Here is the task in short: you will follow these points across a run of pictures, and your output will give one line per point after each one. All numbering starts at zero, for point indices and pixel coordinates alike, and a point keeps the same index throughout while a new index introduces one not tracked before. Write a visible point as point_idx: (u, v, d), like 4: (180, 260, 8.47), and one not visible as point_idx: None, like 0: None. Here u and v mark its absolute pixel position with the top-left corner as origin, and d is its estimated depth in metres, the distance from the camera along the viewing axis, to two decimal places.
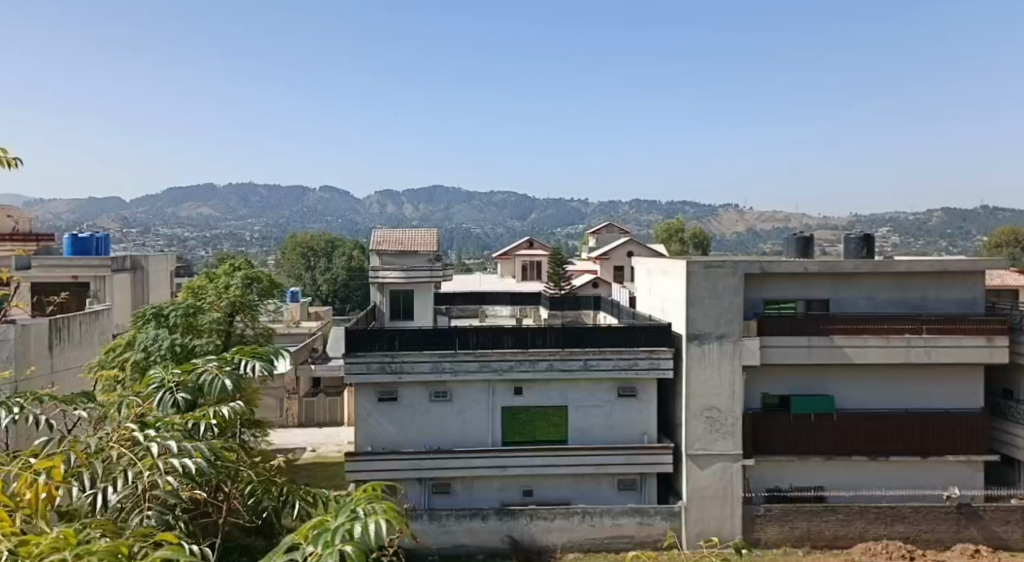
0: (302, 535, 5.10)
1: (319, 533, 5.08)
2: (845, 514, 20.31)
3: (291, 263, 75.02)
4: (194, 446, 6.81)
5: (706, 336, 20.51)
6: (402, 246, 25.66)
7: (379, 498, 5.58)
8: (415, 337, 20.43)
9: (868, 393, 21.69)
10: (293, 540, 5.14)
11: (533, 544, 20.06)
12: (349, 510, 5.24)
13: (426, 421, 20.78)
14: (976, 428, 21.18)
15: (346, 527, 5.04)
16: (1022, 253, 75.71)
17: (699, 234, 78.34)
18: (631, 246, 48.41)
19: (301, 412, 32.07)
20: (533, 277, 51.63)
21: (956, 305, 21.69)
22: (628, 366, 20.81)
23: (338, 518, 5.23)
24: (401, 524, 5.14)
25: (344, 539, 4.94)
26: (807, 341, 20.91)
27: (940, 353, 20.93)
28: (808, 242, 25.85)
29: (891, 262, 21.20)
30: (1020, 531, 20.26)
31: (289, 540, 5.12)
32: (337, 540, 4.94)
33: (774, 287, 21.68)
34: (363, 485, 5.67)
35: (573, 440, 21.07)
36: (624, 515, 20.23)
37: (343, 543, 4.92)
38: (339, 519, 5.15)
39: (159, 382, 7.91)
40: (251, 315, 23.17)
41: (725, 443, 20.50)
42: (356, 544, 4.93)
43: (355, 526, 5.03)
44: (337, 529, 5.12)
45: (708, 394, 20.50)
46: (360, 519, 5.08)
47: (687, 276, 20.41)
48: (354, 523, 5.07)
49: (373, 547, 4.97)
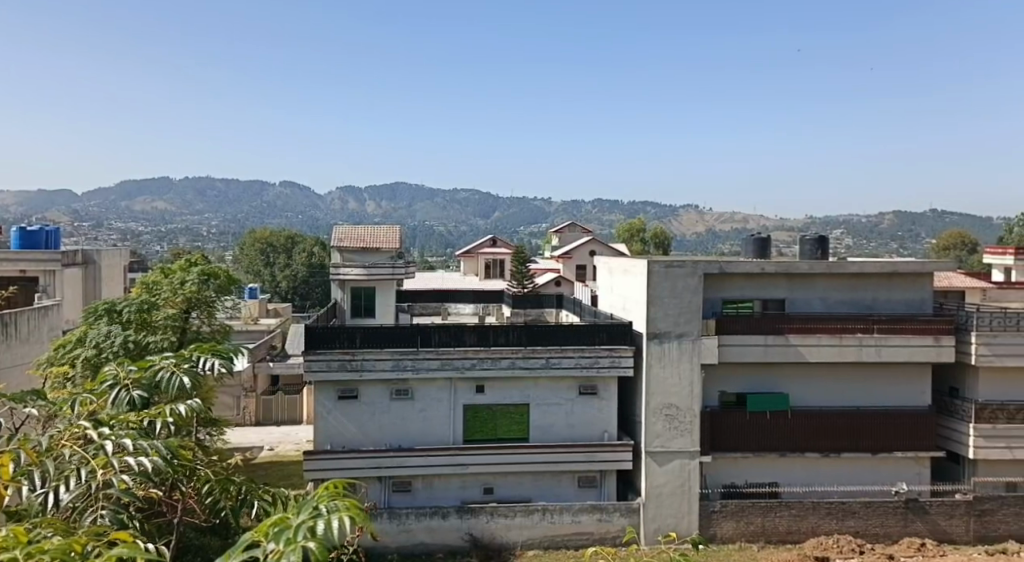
0: (262, 533, 5.08)
1: (280, 529, 5.07)
2: (798, 510, 20.77)
3: (249, 259, 74.06)
4: (150, 445, 6.77)
5: (666, 334, 20.81)
6: (364, 243, 25.57)
7: (341, 495, 5.57)
8: (377, 335, 20.37)
9: (822, 392, 22.20)
10: (253, 538, 5.12)
11: (493, 542, 20.17)
12: (311, 507, 5.24)
13: (387, 419, 20.76)
14: (923, 425, 21.84)
15: (308, 525, 5.06)
16: (969, 255, 78.10)
17: (660, 235, 79.20)
18: (593, 245, 48.77)
19: (260, 410, 31.72)
20: (496, 275, 51.74)
21: (906, 305, 22.32)
22: (589, 364, 21.02)
23: (300, 515, 5.22)
24: (364, 521, 5.17)
25: (306, 536, 4.97)
26: (763, 340, 21.34)
27: (891, 352, 21.52)
28: (765, 242, 26.34)
29: (844, 263, 21.76)
30: (963, 524, 20.98)
31: (248, 538, 5.09)
32: (299, 537, 4.94)
33: (732, 286, 22.07)
34: (325, 482, 5.67)
35: (534, 438, 21.25)
36: (583, 512, 20.46)
37: (306, 540, 4.93)
38: (300, 517, 5.15)
39: (113, 380, 7.82)
40: (208, 312, 22.90)
41: (683, 440, 20.85)
42: (318, 540, 4.94)
43: (318, 523, 5.05)
44: (299, 526, 5.12)
45: (667, 392, 20.82)
46: (322, 516, 5.10)
47: (647, 275, 20.67)
48: (316, 520, 5.08)
49: (337, 543, 4.98)
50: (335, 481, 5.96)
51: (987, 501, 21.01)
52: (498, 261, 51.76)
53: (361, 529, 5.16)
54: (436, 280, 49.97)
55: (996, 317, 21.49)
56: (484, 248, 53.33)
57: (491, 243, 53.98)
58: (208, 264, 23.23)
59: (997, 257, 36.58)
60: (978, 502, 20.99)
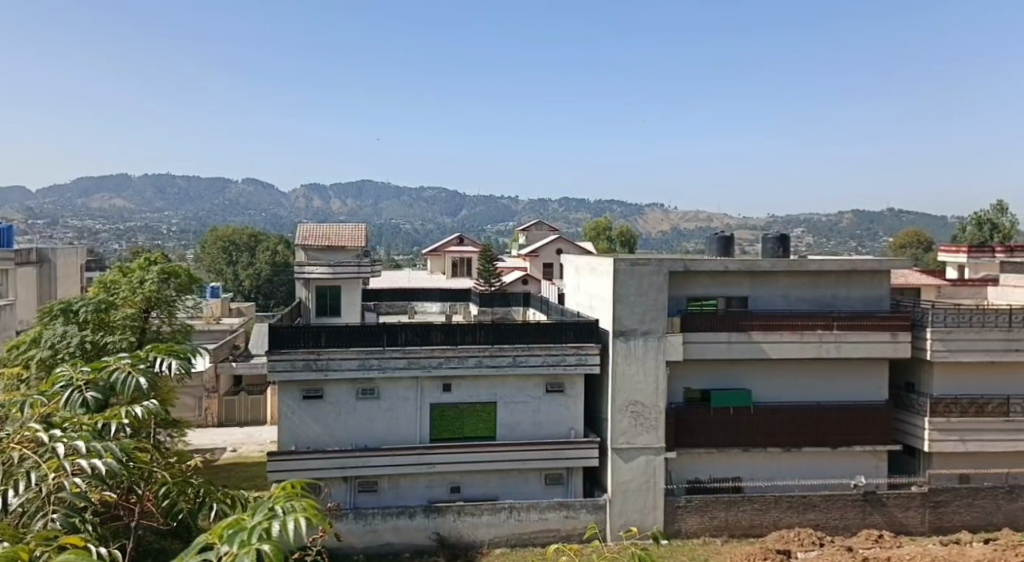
0: (217, 535, 5.06)
1: (235, 531, 5.05)
2: (760, 504, 21.10)
3: (211, 258, 72.95)
4: (104, 447, 6.68)
5: (631, 332, 20.99)
6: (329, 241, 25.41)
7: (297, 495, 5.58)
8: (343, 334, 20.25)
9: (784, 388, 22.55)
10: (207, 541, 5.09)
11: (460, 540, 20.18)
12: (267, 508, 5.24)
13: (353, 419, 20.66)
14: (881, 419, 22.31)
15: (262, 527, 5.04)
16: (925, 253, 79.98)
17: (626, 233, 79.75)
18: (559, 243, 48.96)
19: (222, 411, 31.33)
20: (463, 273, 51.68)
21: (864, 303, 22.78)
22: (556, 362, 21.13)
23: (255, 516, 5.22)
24: (320, 521, 5.17)
25: (260, 538, 4.94)
26: (727, 337, 21.62)
27: (849, 349, 21.97)
28: (729, 241, 26.67)
29: (805, 262, 22.17)
30: (918, 516, 21.50)
31: (202, 541, 5.06)
32: (253, 539, 4.92)
33: (697, 284, 22.30)
34: (282, 483, 5.68)
35: (501, 436, 21.30)
36: (550, 509, 20.56)
37: (260, 542, 4.90)
38: (256, 518, 5.14)
39: (67, 381, 7.62)
40: (167, 312, 22.61)
41: (649, 437, 21.06)
42: (274, 541, 4.92)
43: (273, 525, 5.04)
44: (254, 528, 5.10)
45: (633, 390, 21.00)
46: (277, 518, 5.08)
47: (614, 274, 20.82)
48: (271, 522, 5.07)
49: (293, 544, 4.97)
50: (293, 482, 5.95)
51: (941, 493, 21.54)
52: (465, 260, 51.67)
53: (317, 530, 5.16)
54: (402, 278, 49.78)
55: (950, 314, 22.02)
56: (450, 247, 53.24)
57: (458, 240, 53.93)
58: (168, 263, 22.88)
59: (951, 254, 37.48)
60: (933, 494, 21.51)
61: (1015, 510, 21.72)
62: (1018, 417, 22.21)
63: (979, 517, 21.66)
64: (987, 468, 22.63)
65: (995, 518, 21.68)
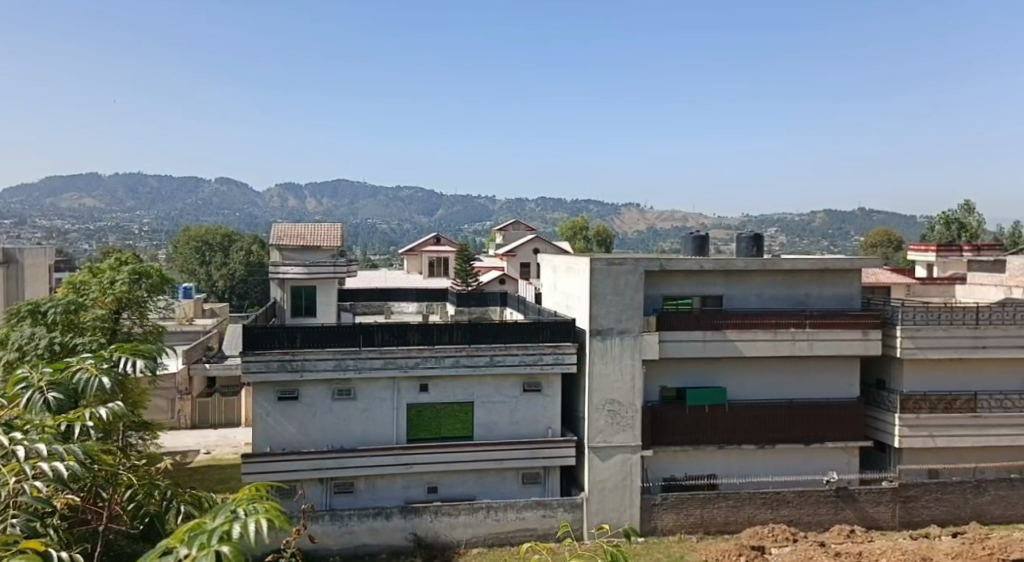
0: (177, 538, 5.01)
1: (195, 534, 5.00)
2: (734, 501, 21.28)
3: (183, 258, 72.05)
4: (66, 449, 6.60)
5: (608, 331, 21.09)
6: (304, 241, 25.26)
7: (261, 498, 5.54)
8: (318, 334, 20.15)
9: (757, 386, 22.77)
10: (167, 543, 5.04)
11: (437, 541, 20.15)
12: (228, 511, 5.19)
13: (329, 420, 20.55)
14: (852, 416, 22.62)
15: (223, 529, 4.99)
16: (896, 252, 81.12)
17: (603, 233, 79.97)
18: (537, 243, 49.00)
19: (195, 414, 31.04)
20: (440, 273, 51.55)
21: (836, 301, 23.07)
22: (532, 361, 21.18)
23: (217, 518, 5.16)
24: (282, 523, 5.14)
25: (221, 540, 4.89)
26: (702, 336, 21.79)
27: (822, 346, 22.23)
28: (704, 240, 26.86)
29: (778, 260, 22.40)
30: (889, 511, 21.82)
31: (162, 544, 5.01)
32: (213, 541, 4.87)
33: (672, 283, 22.43)
34: (246, 486, 5.65)
35: (477, 436, 21.31)
36: (527, 508, 20.60)
37: (220, 544, 4.85)
38: (217, 521, 5.09)
39: (28, 382, 7.52)
40: (139, 312, 22.40)
41: (625, 435, 21.17)
42: (234, 544, 4.86)
43: (234, 527, 4.99)
44: (215, 530, 5.06)
45: (609, 388, 21.11)
46: (240, 520, 5.04)
47: (590, 273, 20.90)
48: (233, 524, 5.03)
49: (254, 547, 4.93)
50: (258, 484, 5.91)
51: (911, 488, 21.87)
52: (441, 259, 51.51)
53: (279, 533, 5.12)
54: (378, 278, 49.55)
55: (920, 312, 22.35)
56: (427, 246, 53.10)
57: (434, 240, 53.84)
58: (140, 263, 22.61)
59: (921, 253, 38.06)
60: (903, 489, 21.83)
61: (982, 503, 22.12)
62: (985, 413, 22.61)
63: (947, 512, 22.03)
64: (955, 463, 23.03)
65: (963, 512, 22.06)
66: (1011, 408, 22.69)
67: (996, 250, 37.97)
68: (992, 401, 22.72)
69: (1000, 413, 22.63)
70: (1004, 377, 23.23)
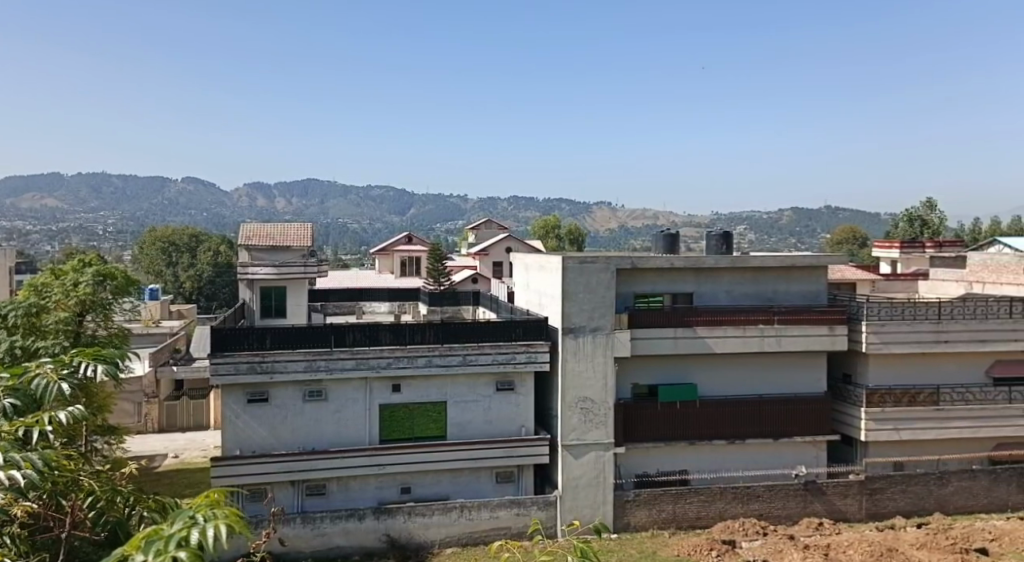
0: (132, 546, 4.95)
1: (152, 541, 4.96)
2: (706, 496, 21.45)
3: (149, 259, 70.91)
4: (22, 457, 6.45)
5: (581, 328, 21.18)
6: (273, 240, 25.01)
7: (219, 503, 5.48)
8: (288, 336, 19.97)
9: (728, 381, 23.00)
10: (122, 552, 4.96)
11: (411, 541, 20.08)
12: (187, 516, 5.08)
13: (301, 421, 20.38)
14: (820, 410, 22.94)
15: (181, 535, 4.92)
16: (860, 250, 82.66)
17: (575, 231, 80.15)
18: (509, 242, 48.99)
19: (162, 417, 30.64)
20: (412, 273, 51.35)
21: (803, 297, 23.38)
22: (506, 360, 21.20)
23: (174, 524, 5.08)
24: (243, 529, 5.08)
25: (178, 546, 4.84)
26: (673, 333, 21.97)
27: (790, 342, 22.52)
28: (674, 238, 27.09)
29: (747, 258, 22.64)
30: (856, 503, 22.18)
31: (117, 552, 4.95)
32: (171, 548, 4.83)
33: (644, 281, 22.57)
34: (203, 492, 5.53)
35: (451, 436, 21.26)
36: (501, 507, 20.60)
37: (178, 550, 4.81)
38: (174, 527, 5.01)
39: None
40: (103, 315, 22.11)
41: (598, 432, 21.30)
42: (191, 549, 4.82)
43: (192, 533, 4.92)
44: (172, 536, 4.99)
45: (582, 386, 21.19)
46: (198, 525, 4.96)
47: (562, 271, 20.96)
48: (190, 530, 4.95)
49: (213, 551, 4.87)
50: (216, 490, 5.83)
51: (877, 480, 22.23)
52: (413, 259, 51.29)
53: (241, 538, 5.06)
54: (349, 278, 49.26)
55: (884, 307, 22.72)
56: (399, 245, 52.83)
57: (405, 240, 53.69)
58: (103, 265, 22.29)
59: (886, 249, 38.75)
60: (869, 481, 22.18)
61: (945, 494, 22.56)
62: (948, 406, 23.02)
63: (911, 503, 22.45)
64: (918, 456, 23.46)
65: (927, 503, 22.50)
66: (973, 401, 23.15)
67: (957, 246, 38.73)
68: (954, 394, 23.12)
69: (962, 406, 23.05)
70: (966, 370, 23.71)
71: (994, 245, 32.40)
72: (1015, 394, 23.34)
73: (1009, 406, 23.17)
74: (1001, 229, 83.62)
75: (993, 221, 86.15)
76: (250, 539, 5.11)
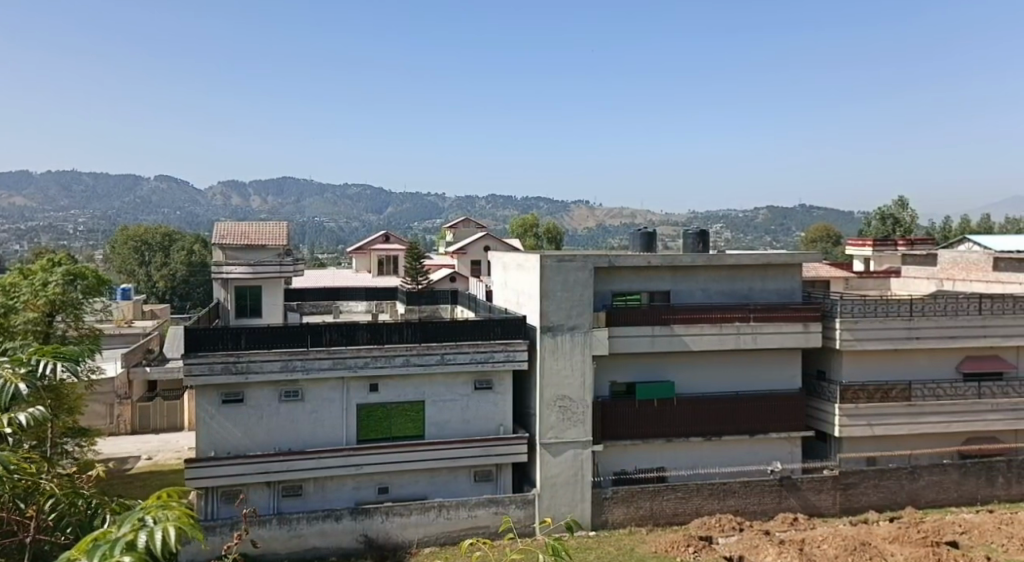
0: (79, 549, 4.83)
1: (98, 544, 4.86)
2: (682, 492, 21.56)
3: (121, 259, 70.34)
4: None
5: (559, 327, 21.19)
6: (247, 240, 24.79)
7: (173, 503, 5.36)
8: (264, 335, 19.80)
9: (705, 378, 23.13)
10: (69, 556, 4.85)
11: (388, 541, 19.99)
12: (135, 519, 5.01)
13: (276, 422, 20.19)
14: (795, 406, 23.14)
15: (128, 539, 4.83)
16: (834, 247, 83.54)
17: (553, 230, 80.27)
18: (487, 241, 49.01)
19: (135, 419, 30.26)
20: (390, 272, 51.10)
21: (778, 295, 23.58)
22: (484, 359, 21.18)
23: (121, 527, 4.98)
24: (194, 531, 4.99)
25: (124, 550, 4.74)
26: (650, 331, 22.05)
27: (766, 339, 22.69)
28: (652, 237, 27.18)
29: (723, 256, 22.78)
30: (831, 498, 22.41)
31: (63, 556, 4.84)
32: (116, 552, 4.72)
33: (622, 279, 22.61)
34: (157, 493, 5.41)
35: (430, 435, 21.19)
36: (479, 506, 20.58)
37: (123, 554, 4.71)
38: (122, 530, 4.92)
39: None
40: (74, 315, 21.82)
41: (577, 431, 21.32)
42: (138, 553, 4.74)
43: (140, 536, 4.83)
44: (119, 540, 4.89)
45: (560, 384, 21.21)
46: (148, 528, 4.88)
47: (540, 270, 20.98)
48: (139, 534, 4.86)
49: (159, 555, 4.78)
50: (173, 490, 5.73)
51: (851, 475, 22.45)
52: (391, 257, 51.10)
53: (190, 540, 4.98)
54: (325, 277, 48.99)
55: (857, 305, 22.98)
56: (377, 244, 52.60)
57: (382, 239, 53.52)
58: (74, 264, 21.97)
59: (859, 248, 39.25)
60: (843, 477, 22.40)
61: (917, 488, 22.88)
62: (919, 401, 23.30)
63: (884, 497, 22.72)
64: (890, 451, 23.73)
65: (899, 498, 22.78)
66: (944, 397, 23.45)
67: (929, 244, 39.26)
68: (926, 389, 23.41)
69: (933, 401, 23.34)
70: (936, 366, 24.04)
71: (964, 243, 32.92)
72: (984, 389, 23.67)
73: (978, 401, 23.49)
74: (972, 227, 85.09)
75: (964, 220, 87.52)
76: (203, 541, 5.01)
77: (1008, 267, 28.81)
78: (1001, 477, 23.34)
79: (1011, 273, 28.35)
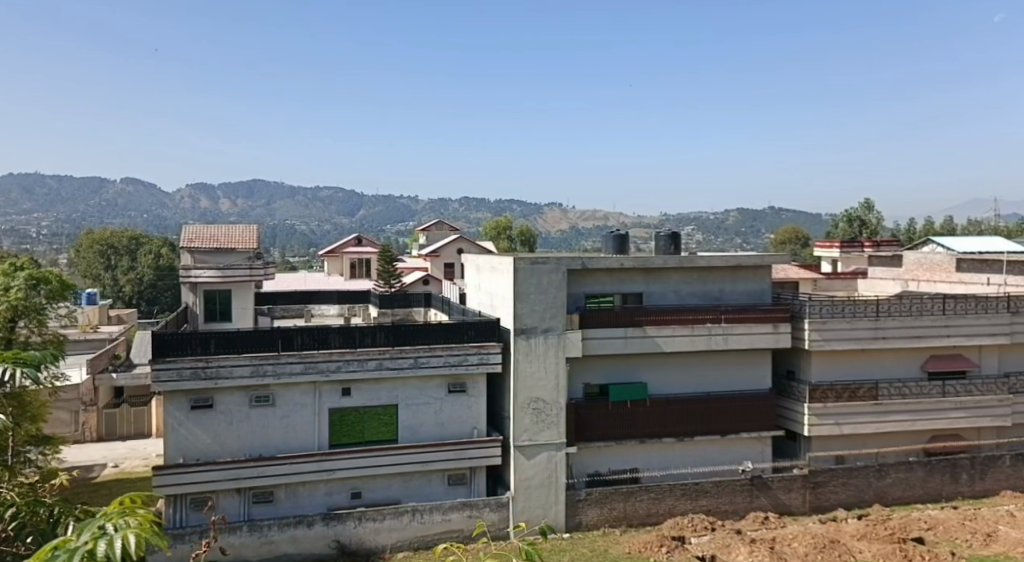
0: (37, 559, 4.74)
1: (57, 553, 4.75)
2: (655, 493, 21.64)
3: (86, 263, 69.31)
4: None
5: (533, 329, 21.19)
6: (217, 243, 24.49)
7: (134, 510, 5.26)
8: (234, 340, 19.58)
9: (678, 379, 23.27)
10: None
11: (362, 546, 19.83)
12: (95, 527, 4.91)
13: (247, 428, 19.94)
14: (766, 406, 23.37)
15: (87, 548, 4.73)
16: (802, 250, 84.82)
17: (526, 232, 80.40)
18: (460, 243, 48.92)
19: (102, 425, 29.80)
20: (362, 276, 50.83)
21: (748, 296, 23.81)
22: (458, 362, 21.13)
23: (81, 536, 4.87)
24: (155, 539, 4.90)
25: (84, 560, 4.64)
26: (623, 332, 22.13)
27: (737, 340, 22.88)
28: (624, 238, 27.30)
29: (695, 258, 22.93)
30: (801, 497, 22.64)
31: None
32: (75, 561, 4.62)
33: (594, 281, 22.66)
34: (120, 502, 5.32)
35: (403, 439, 21.08)
36: (453, 510, 20.52)
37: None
38: (81, 538, 4.81)
39: None
40: (38, 320, 21.42)
41: (550, 433, 21.34)
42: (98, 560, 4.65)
43: (100, 544, 4.73)
44: (79, 549, 4.79)
45: (534, 386, 21.22)
46: (108, 536, 4.79)
47: (514, 272, 20.96)
48: (98, 542, 4.76)
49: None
50: (132, 496, 5.64)
51: (820, 474, 22.73)
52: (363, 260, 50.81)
53: (151, 548, 4.91)
54: (296, 280, 48.57)
55: (825, 306, 23.27)
56: (348, 246, 52.25)
57: (355, 242, 53.19)
58: (37, 269, 21.55)
59: (827, 249, 39.77)
60: (812, 475, 22.66)
61: (884, 486, 23.21)
62: (886, 400, 23.63)
63: (852, 495, 23.03)
64: (858, 449, 24.07)
65: (867, 495, 23.10)
66: (910, 396, 23.81)
67: (896, 245, 39.90)
68: (892, 388, 23.75)
69: (899, 400, 23.68)
70: (902, 366, 24.45)
71: (927, 244, 33.54)
72: (948, 388, 24.07)
73: (943, 400, 23.89)
74: (937, 229, 86.78)
75: (928, 221, 89.25)
76: (165, 549, 4.91)
77: (971, 268, 29.37)
78: (965, 473, 23.75)
79: (973, 273, 28.91)
